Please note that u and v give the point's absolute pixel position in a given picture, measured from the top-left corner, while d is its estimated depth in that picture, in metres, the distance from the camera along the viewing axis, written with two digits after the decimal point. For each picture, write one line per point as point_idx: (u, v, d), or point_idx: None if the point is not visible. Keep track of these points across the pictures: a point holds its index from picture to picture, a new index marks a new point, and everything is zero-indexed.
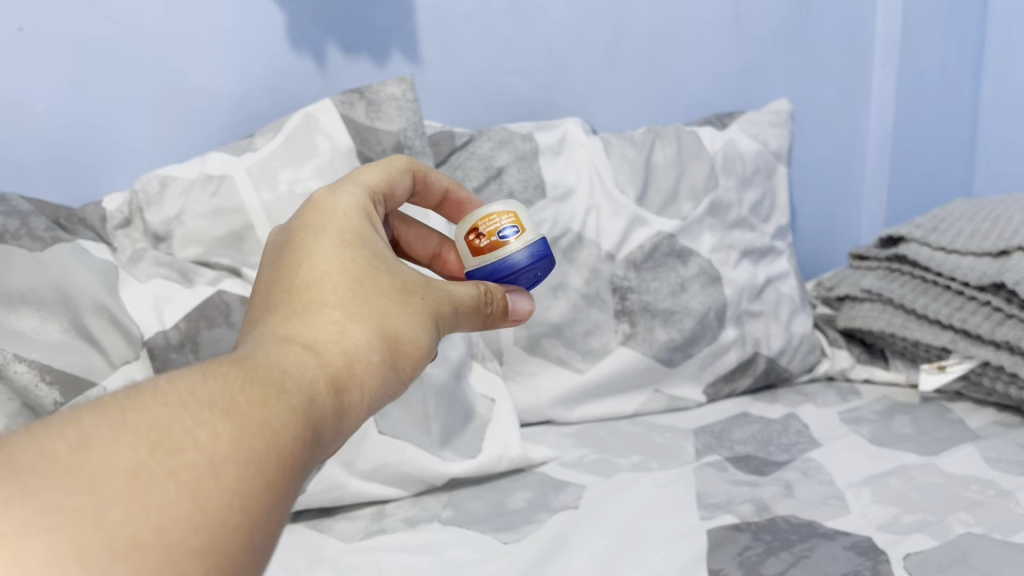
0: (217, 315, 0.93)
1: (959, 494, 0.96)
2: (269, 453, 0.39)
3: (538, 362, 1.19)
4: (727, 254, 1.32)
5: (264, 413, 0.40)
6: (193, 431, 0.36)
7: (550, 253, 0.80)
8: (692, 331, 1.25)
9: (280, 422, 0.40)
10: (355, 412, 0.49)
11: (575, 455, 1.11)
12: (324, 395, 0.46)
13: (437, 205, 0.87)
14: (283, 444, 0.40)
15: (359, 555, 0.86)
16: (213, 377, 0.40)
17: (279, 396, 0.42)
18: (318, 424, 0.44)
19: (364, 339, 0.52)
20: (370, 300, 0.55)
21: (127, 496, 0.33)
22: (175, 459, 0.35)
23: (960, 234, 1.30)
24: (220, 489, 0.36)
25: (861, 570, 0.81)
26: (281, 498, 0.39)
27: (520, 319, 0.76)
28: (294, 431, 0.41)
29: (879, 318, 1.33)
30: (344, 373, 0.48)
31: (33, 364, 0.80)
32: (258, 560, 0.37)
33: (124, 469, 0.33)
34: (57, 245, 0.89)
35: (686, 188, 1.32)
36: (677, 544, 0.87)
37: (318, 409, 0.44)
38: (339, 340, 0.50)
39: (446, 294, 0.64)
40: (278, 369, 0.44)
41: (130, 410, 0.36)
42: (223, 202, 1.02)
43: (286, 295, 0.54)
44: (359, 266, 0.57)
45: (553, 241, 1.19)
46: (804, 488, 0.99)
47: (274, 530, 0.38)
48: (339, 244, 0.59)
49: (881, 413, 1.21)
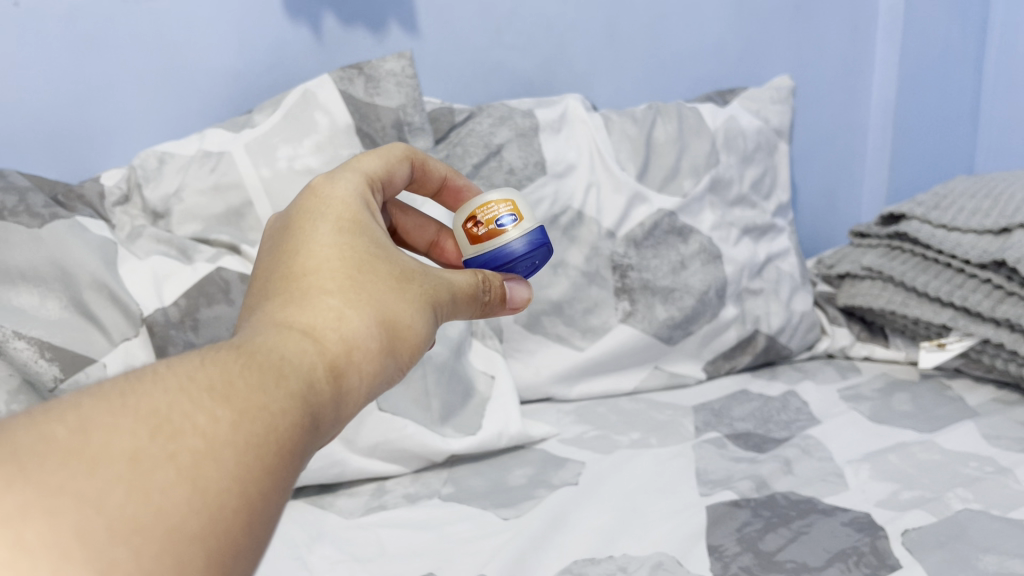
0: (216, 292, 0.93)
1: (957, 470, 0.96)
2: (268, 438, 0.39)
3: (538, 340, 1.19)
4: (728, 232, 1.32)
5: (263, 397, 0.40)
6: (192, 416, 0.36)
7: (549, 241, 0.80)
8: (692, 308, 1.25)
9: (279, 407, 0.40)
10: (353, 399, 0.49)
11: (575, 432, 1.11)
12: (322, 381, 0.45)
13: (436, 192, 0.86)
14: (282, 429, 0.40)
15: (360, 530, 0.87)
16: (211, 363, 0.40)
17: (277, 381, 0.42)
18: (316, 410, 0.43)
19: (363, 326, 0.52)
20: (368, 287, 0.54)
21: (127, 479, 0.33)
22: (174, 443, 0.35)
23: (962, 211, 1.30)
24: (220, 472, 0.35)
25: (859, 545, 0.81)
26: (280, 483, 0.39)
27: (517, 308, 0.76)
28: (293, 417, 0.41)
29: (879, 296, 1.33)
30: (342, 359, 0.48)
31: (32, 341, 0.80)
32: (259, 544, 0.37)
33: (123, 453, 0.33)
34: (56, 221, 0.88)
35: (687, 165, 1.31)
36: (676, 520, 0.87)
37: (317, 395, 0.44)
38: (337, 326, 0.50)
39: (445, 281, 0.64)
40: (276, 355, 0.44)
41: (130, 397, 0.36)
42: (221, 178, 1.02)
43: (285, 282, 0.54)
44: (357, 253, 0.57)
45: (553, 218, 1.19)
46: (804, 464, 0.99)
47: (274, 515, 0.38)
48: (337, 230, 0.59)
49: (880, 390, 1.21)
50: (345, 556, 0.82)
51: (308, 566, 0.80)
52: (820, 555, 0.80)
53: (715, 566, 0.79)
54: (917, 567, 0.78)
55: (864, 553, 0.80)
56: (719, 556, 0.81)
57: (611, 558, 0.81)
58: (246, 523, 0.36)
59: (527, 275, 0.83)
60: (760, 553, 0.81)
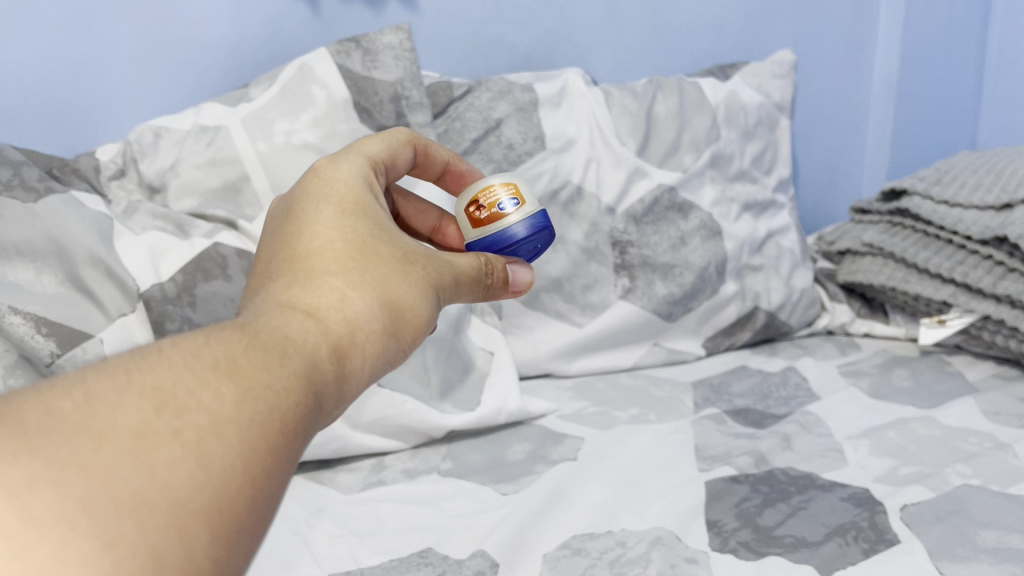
0: (214, 268, 0.93)
1: (956, 446, 0.96)
2: (272, 416, 0.38)
3: (537, 316, 1.18)
4: (729, 208, 1.31)
5: (266, 375, 0.40)
6: (197, 392, 0.36)
7: (550, 225, 0.79)
8: (692, 284, 1.24)
9: (282, 385, 0.40)
10: (355, 381, 0.48)
11: (574, 408, 1.11)
12: (326, 361, 0.45)
13: (437, 178, 0.86)
14: (285, 408, 0.39)
15: (359, 505, 0.87)
16: (215, 341, 0.40)
17: (281, 361, 0.41)
18: (319, 390, 0.43)
19: (366, 307, 0.51)
20: (371, 269, 0.54)
21: (132, 453, 0.32)
22: (179, 419, 0.34)
23: (964, 186, 1.29)
24: (224, 448, 0.35)
25: (858, 520, 0.81)
26: (284, 460, 0.38)
27: (520, 291, 0.75)
28: (296, 396, 0.40)
29: (879, 272, 1.33)
30: (345, 340, 0.48)
31: (28, 316, 0.80)
32: (263, 521, 0.37)
33: (129, 427, 0.33)
34: (50, 196, 0.88)
35: (688, 140, 1.30)
36: (675, 495, 0.87)
37: (320, 375, 0.44)
38: (340, 307, 0.50)
39: (447, 264, 0.63)
40: (280, 334, 0.44)
41: (135, 372, 0.36)
42: (218, 153, 1.01)
43: (288, 263, 0.53)
44: (360, 235, 0.57)
45: (553, 193, 1.18)
46: (803, 440, 0.99)
47: (277, 492, 0.38)
48: (339, 213, 0.58)
49: (880, 366, 1.21)
50: (344, 531, 0.82)
51: (307, 541, 0.80)
52: (818, 530, 0.80)
53: (714, 541, 0.79)
54: (915, 543, 0.78)
55: (862, 528, 0.80)
56: (718, 531, 0.81)
57: (609, 533, 0.81)
58: (250, 500, 0.35)
59: (528, 259, 0.83)
60: (758, 528, 0.81)
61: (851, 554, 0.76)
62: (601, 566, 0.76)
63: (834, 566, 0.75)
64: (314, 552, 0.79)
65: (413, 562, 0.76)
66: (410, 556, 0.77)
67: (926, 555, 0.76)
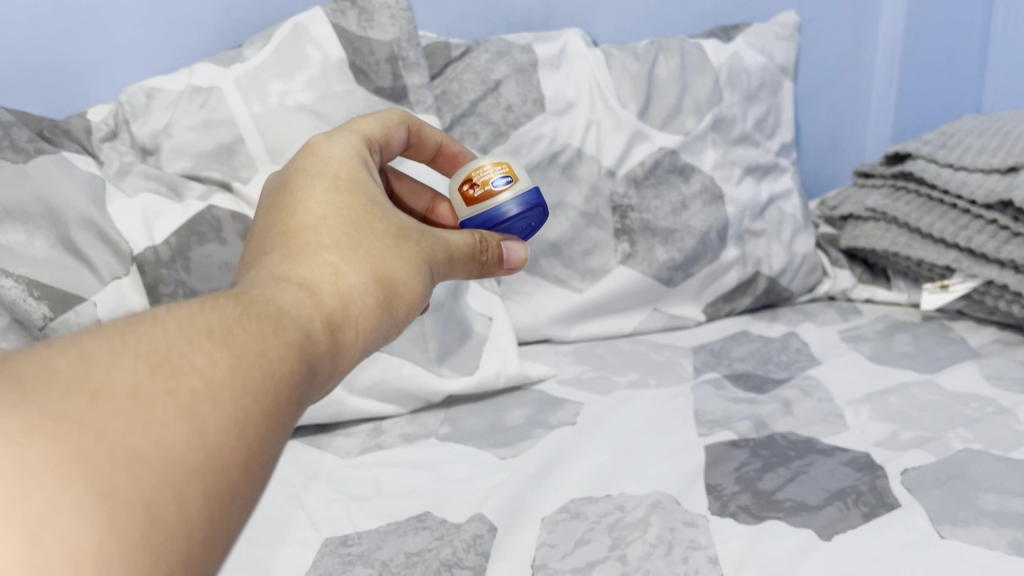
0: (208, 231, 0.92)
1: (958, 411, 0.96)
2: (266, 382, 0.37)
3: (536, 282, 1.17)
4: (731, 171, 1.29)
5: (262, 343, 0.39)
6: (192, 356, 0.35)
7: (544, 203, 0.77)
8: (693, 249, 1.23)
9: (277, 354, 0.39)
10: (349, 356, 0.47)
11: (573, 373, 1.10)
12: (320, 332, 0.44)
13: (431, 158, 0.84)
14: (280, 374, 0.38)
15: (357, 469, 0.86)
16: (209, 308, 0.39)
17: (276, 330, 0.41)
18: (313, 360, 0.42)
19: (359, 281, 0.50)
20: (366, 244, 0.53)
21: (128, 411, 0.31)
22: (174, 381, 0.34)
23: (969, 150, 1.27)
24: (219, 411, 0.34)
25: (858, 484, 0.81)
26: (279, 428, 0.37)
27: (513, 267, 0.73)
28: (290, 364, 0.39)
29: (882, 238, 1.31)
30: (339, 312, 0.47)
31: (20, 279, 0.78)
32: (257, 487, 0.36)
33: (123, 387, 0.32)
34: (41, 157, 0.86)
35: (690, 102, 1.28)
36: (675, 459, 0.87)
37: (314, 345, 0.43)
38: (335, 280, 0.49)
39: (442, 240, 0.62)
40: (274, 305, 0.43)
41: (130, 335, 0.35)
42: (212, 114, 0.99)
43: (281, 238, 0.52)
44: (354, 211, 0.56)
45: (552, 156, 1.16)
46: (803, 405, 0.99)
47: (272, 459, 0.37)
48: (332, 189, 0.57)
49: (881, 332, 1.20)
50: (341, 495, 0.82)
51: (304, 505, 0.80)
52: (818, 494, 0.80)
53: (713, 505, 0.79)
54: (916, 506, 0.77)
55: (862, 492, 0.80)
56: (717, 496, 0.80)
57: (608, 497, 0.80)
58: (244, 465, 0.35)
59: (522, 236, 0.81)
60: (758, 492, 0.81)
61: (851, 518, 0.76)
62: (600, 530, 0.75)
63: (834, 529, 0.74)
64: (311, 516, 0.78)
65: (411, 526, 0.76)
66: (408, 520, 0.77)
67: (927, 519, 0.75)
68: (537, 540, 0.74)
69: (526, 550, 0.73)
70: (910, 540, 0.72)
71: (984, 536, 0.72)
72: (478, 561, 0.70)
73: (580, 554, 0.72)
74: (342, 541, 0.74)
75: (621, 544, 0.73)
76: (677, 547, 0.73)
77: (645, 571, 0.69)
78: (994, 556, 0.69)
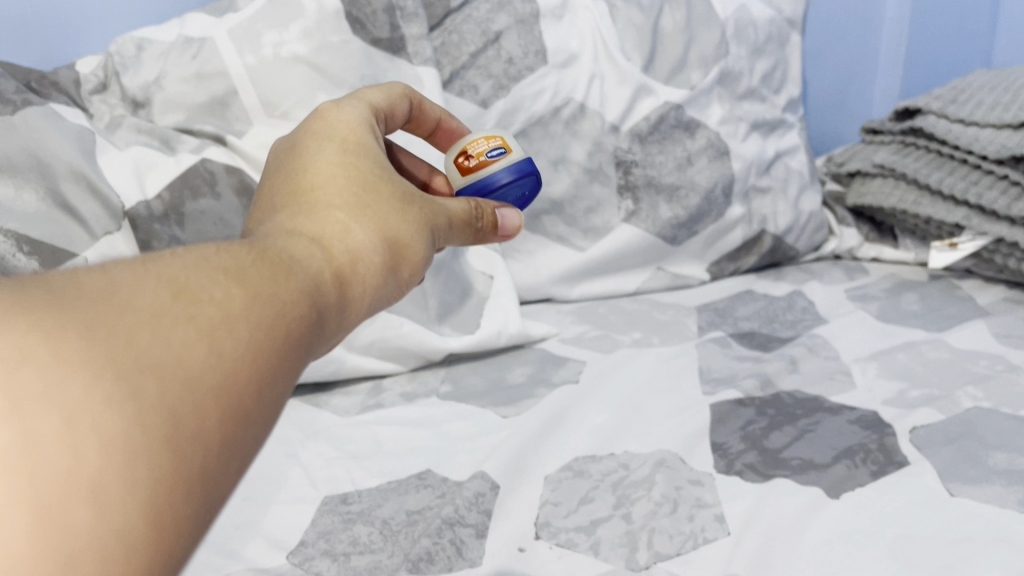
0: (202, 186, 0.89)
1: (967, 369, 0.94)
2: (281, 320, 0.36)
3: (538, 240, 1.16)
4: (737, 127, 1.26)
5: (276, 281, 0.37)
6: (212, 287, 0.34)
7: (537, 171, 0.76)
8: (697, 207, 1.21)
9: (291, 293, 0.37)
10: (353, 312, 0.45)
11: (575, 332, 1.09)
12: (329, 283, 0.42)
13: (428, 134, 0.82)
14: (294, 314, 0.37)
15: (356, 428, 0.85)
16: (225, 247, 0.38)
17: (288, 274, 0.39)
18: (323, 308, 0.40)
19: (363, 235, 0.48)
20: (370, 199, 0.51)
21: (147, 331, 0.30)
22: (194, 309, 0.32)
23: (981, 105, 1.24)
24: (236, 344, 0.33)
25: (866, 442, 0.80)
26: (290, 369, 0.36)
27: (508, 235, 0.70)
28: (302, 307, 0.38)
29: (890, 195, 1.29)
30: (347, 267, 0.45)
31: (10, 233, 0.76)
32: (265, 428, 0.34)
33: (146, 308, 0.31)
34: (28, 108, 0.83)
35: (696, 55, 1.24)
36: (680, 418, 0.85)
37: (324, 294, 0.41)
38: (343, 236, 0.47)
39: (444, 209, 0.60)
40: (286, 252, 0.41)
41: (151, 262, 0.33)
42: (204, 66, 0.96)
43: (288, 195, 0.50)
44: (360, 169, 0.53)
45: (554, 110, 1.14)
46: (810, 363, 0.97)
47: (281, 400, 0.35)
48: (339, 146, 0.55)
49: (888, 290, 1.18)
50: (340, 453, 0.80)
51: (303, 463, 0.79)
52: (826, 452, 0.79)
53: (719, 464, 0.78)
54: (925, 465, 0.76)
55: (871, 450, 0.78)
56: (723, 454, 0.79)
57: (612, 456, 0.79)
58: (257, 399, 0.33)
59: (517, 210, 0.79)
60: (765, 450, 0.79)
61: (859, 476, 0.75)
62: (604, 488, 0.74)
63: (842, 488, 0.73)
64: (310, 474, 0.77)
65: (412, 485, 0.75)
66: (409, 478, 0.76)
67: (936, 478, 0.74)
68: (540, 499, 0.73)
69: (529, 508, 0.72)
70: (919, 499, 0.71)
71: (994, 495, 0.71)
72: (480, 520, 0.70)
73: (584, 512, 0.71)
74: (342, 499, 0.73)
75: (626, 503, 0.72)
76: (683, 505, 0.71)
77: (650, 530, 0.68)
78: (1005, 515, 0.68)
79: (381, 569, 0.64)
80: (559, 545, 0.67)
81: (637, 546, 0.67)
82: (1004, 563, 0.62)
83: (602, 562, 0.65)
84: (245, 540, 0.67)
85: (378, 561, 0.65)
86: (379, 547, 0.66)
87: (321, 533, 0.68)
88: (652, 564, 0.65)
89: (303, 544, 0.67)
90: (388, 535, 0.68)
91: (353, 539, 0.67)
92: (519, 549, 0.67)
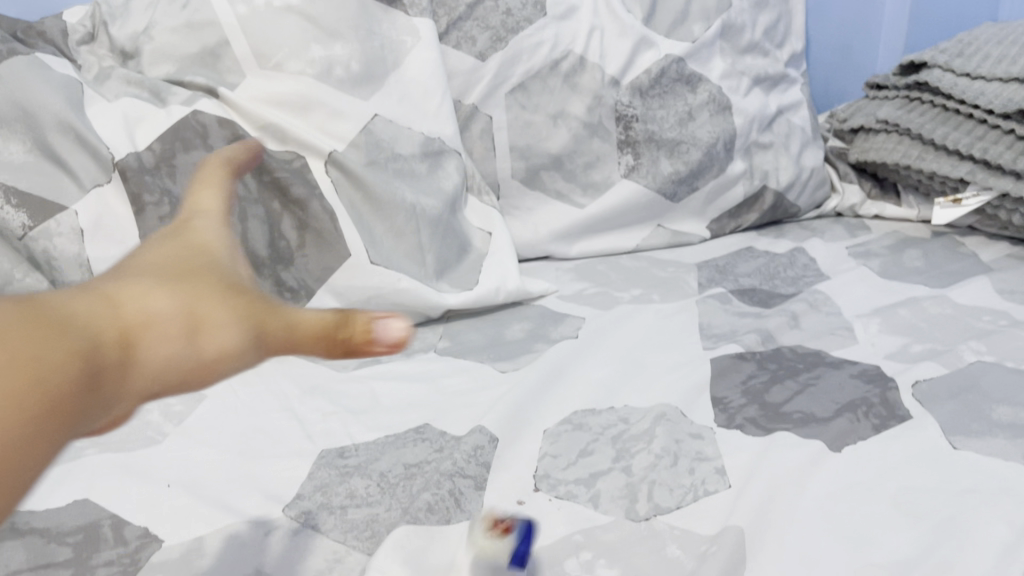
0: (194, 138, 0.87)
1: (970, 324, 0.93)
2: (27, 394, 0.30)
3: (536, 196, 1.15)
4: (739, 81, 1.24)
5: (29, 355, 0.31)
6: None
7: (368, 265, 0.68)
8: (698, 162, 1.19)
9: (53, 358, 0.31)
10: (129, 398, 0.35)
11: (574, 289, 1.07)
12: (106, 353, 0.34)
13: None
14: (51, 384, 0.31)
15: (353, 383, 0.84)
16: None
17: (48, 337, 0.32)
18: (83, 394, 0.32)
19: (162, 310, 0.37)
20: (184, 278, 0.40)
21: None
22: None
23: (988, 58, 1.22)
24: None
25: (868, 396, 0.79)
26: (24, 457, 0.29)
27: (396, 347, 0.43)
28: (59, 381, 0.31)
29: (893, 151, 1.27)
30: (140, 332, 0.36)
31: None
32: None
33: None
34: (13, 57, 0.81)
35: (698, 8, 1.22)
36: (680, 372, 0.85)
37: (94, 367, 0.33)
38: (145, 296, 0.37)
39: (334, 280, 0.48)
40: (57, 310, 0.33)
41: None
42: (195, 16, 0.93)
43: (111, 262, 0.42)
44: (183, 258, 0.42)
45: (553, 63, 1.12)
46: (811, 318, 0.96)
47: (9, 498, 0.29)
48: (160, 240, 0.44)
49: (891, 247, 1.17)
50: (337, 407, 0.80)
51: (299, 417, 0.78)
52: (828, 406, 0.78)
53: (719, 418, 0.77)
54: (928, 418, 0.75)
55: (873, 404, 0.77)
56: (723, 408, 0.78)
57: (611, 409, 0.79)
58: None
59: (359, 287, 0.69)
60: (766, 404, 0.79)
61: (861, 429, 0.74)
62: (604, 441, 0.74)
63: (844, 441, 0.72)
64: (307, 428, 0.76)
65: (410, 438, 0.74)
66: (407, 432, 0.75)
67: (939, 431, 0.73)
68: (539, 452, 0.72)
69: (528, 462, 0.71)
70: (921, 451, 0.71)
71: (998, 447, 0.70)
72: (479, 473, 0.69)
73: (584, 466, 0.70)
74: (339, 453, 0.72)
75: (625, 456, 0.71)
76: (683, 458, 0.71)
77: (650, 482, 0.68)
78: (1008, 468, 0.68)
79: (379, 522, 0.63)
80: (558, 498, 0.67)
81: (637, 497, 0.66)
82: (1008, 514, 0.62)
83: (601, 514, 0.65)
84: (241, 494, 0.67)
85: (376, 514, 0.64)
86: (377, 500, 0.66)
87: (318, 486, 0.68)
88: (652, 515, 0.64)
89: (300, 497, 0.67)
90: (386, 489, 0.67)
91: (350, 491, 0.67)
92: (518, 502, 0.66)
